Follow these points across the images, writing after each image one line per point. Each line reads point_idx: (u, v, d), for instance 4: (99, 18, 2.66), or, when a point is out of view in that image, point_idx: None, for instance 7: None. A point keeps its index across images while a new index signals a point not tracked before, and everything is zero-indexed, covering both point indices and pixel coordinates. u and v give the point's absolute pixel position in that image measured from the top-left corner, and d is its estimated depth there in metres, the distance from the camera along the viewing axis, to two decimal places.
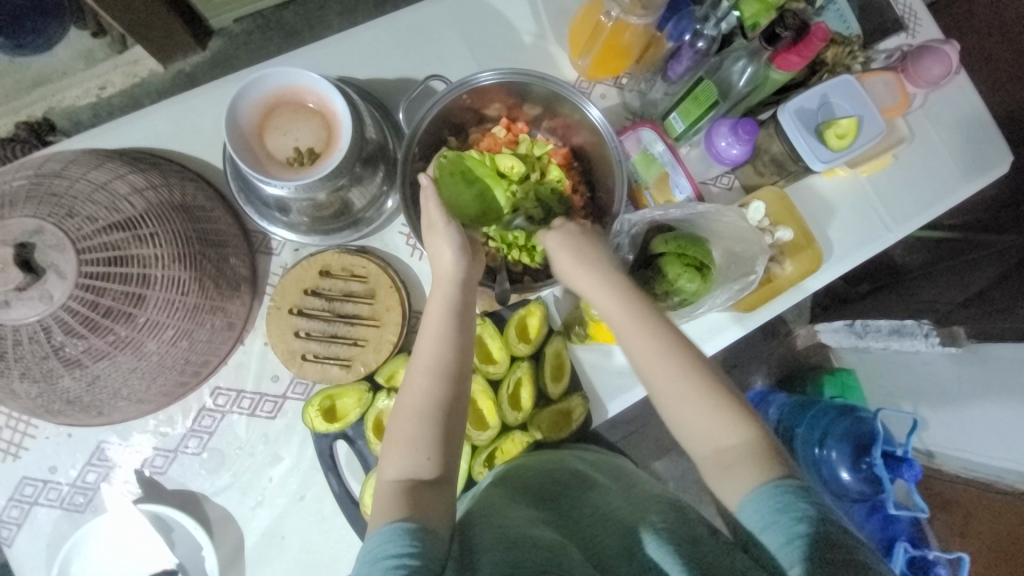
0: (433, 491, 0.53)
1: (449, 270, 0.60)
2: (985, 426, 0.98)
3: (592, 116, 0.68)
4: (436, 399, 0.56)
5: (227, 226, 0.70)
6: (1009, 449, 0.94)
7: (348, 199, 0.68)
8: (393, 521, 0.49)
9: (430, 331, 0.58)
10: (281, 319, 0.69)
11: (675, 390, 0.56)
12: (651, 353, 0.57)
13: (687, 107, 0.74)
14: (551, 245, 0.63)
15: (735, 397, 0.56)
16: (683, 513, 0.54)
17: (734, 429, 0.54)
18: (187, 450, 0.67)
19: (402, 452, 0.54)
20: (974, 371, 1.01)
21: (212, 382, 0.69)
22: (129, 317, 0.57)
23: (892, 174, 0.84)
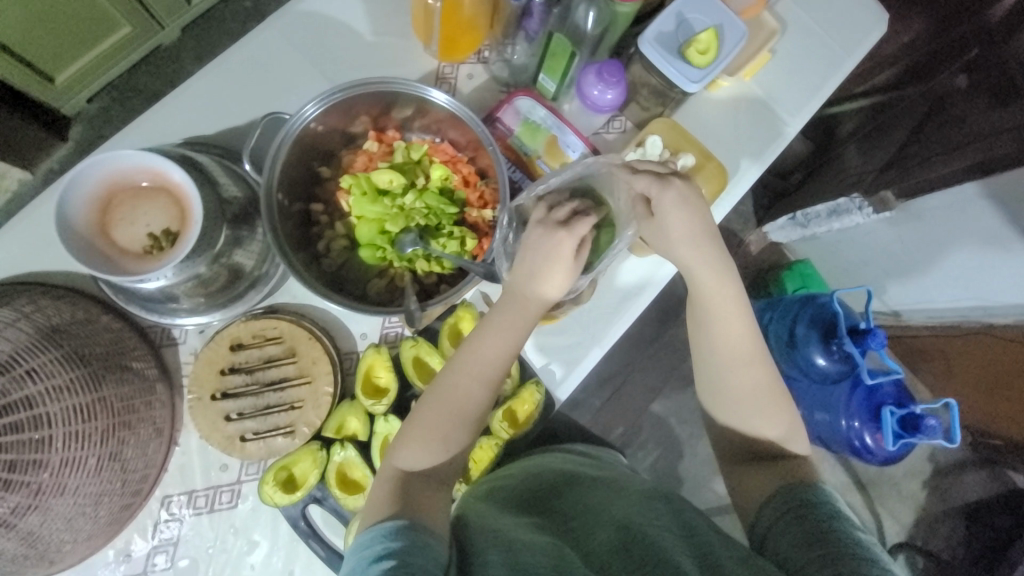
0: (434, 489, 0.56)
1: (530, 291, 0.56)
2: (943, 279, 1.01)
3: (437, 98, 0.65)
4: (472, 412, 0.57)
5: (119, 332, 0.65)
6: (966, 288, 0.98)
7: (236, 265, 0.64)
8: (390, 515, 0.51)
9: (492, 329, 0.57)
10: (207, 407, 0.65)
11: (744, 347, 0.59)
12: (719, 308, 0.58)
13: (550, 65, 0.72)
14: (651, 186, 0.56)
15: (759, 369, 0.60)
16: (669, 499, 0.59)
17: (755, 398, 0.61)
18: (158, 566, 0.65)
19: (422, 444, 0.56)
20: (911, 227, 1.04)
21: (159, 493, 0.66)
22: (38, 463, 0.52)
23: (774, 68, 0.84)
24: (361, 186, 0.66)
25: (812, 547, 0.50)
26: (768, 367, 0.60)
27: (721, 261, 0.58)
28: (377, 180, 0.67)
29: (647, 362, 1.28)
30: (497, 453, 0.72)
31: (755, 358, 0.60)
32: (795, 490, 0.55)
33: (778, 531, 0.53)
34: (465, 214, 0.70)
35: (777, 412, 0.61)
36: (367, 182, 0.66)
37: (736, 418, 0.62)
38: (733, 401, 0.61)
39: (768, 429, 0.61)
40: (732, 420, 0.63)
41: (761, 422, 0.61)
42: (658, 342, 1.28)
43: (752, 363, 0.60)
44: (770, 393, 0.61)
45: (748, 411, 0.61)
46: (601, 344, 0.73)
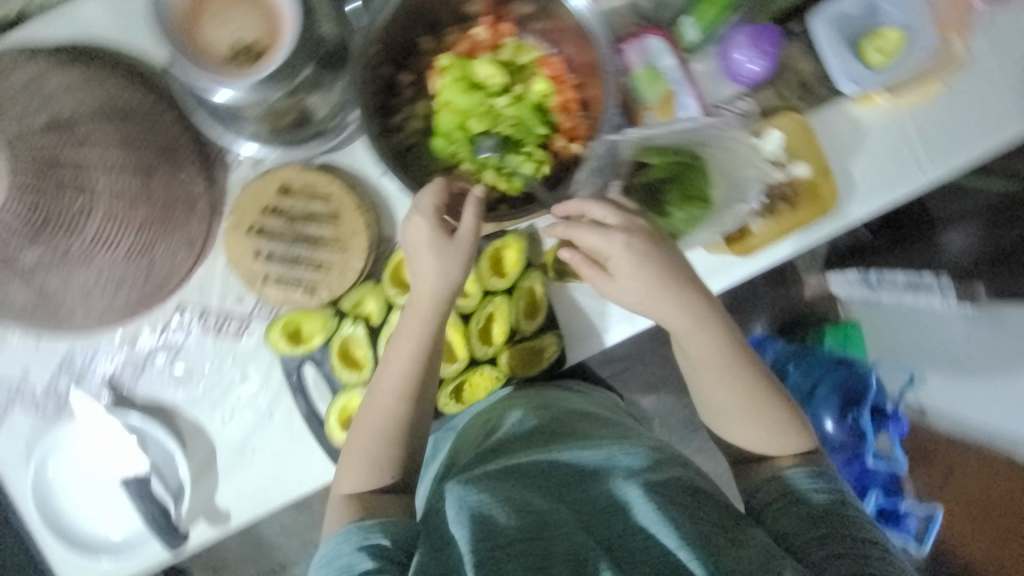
0: (383, 497, 0.58)
1: (428, 288, 0.56)
2: (996, 397, 0.92)
3: (577, 3, 0.57)
4: (396, 419, 0.58)
5: (179, 135, 0.64)
6: (1011, 410, 0.90)
7: (306, 108, 0.63)
8: (346, 524, 0.55)
9: (402, 340, 0.57)
10: (241, 238, 0.65)
11: (720, 365, 0.58)
12: (695, 340, 0.57)
13: (702, 9, 0.65)
14: (606, 238, 0.55)
15: (742, 379, 0.59)
16: (686, 470, 0.57)
17: (743, 406, 0.60)
18: (156, 364, 0.67)
19: (358, 469, 0.58)
20: (988, 331, 0.93)
21: (177, 299, 0.67)
22: (75, 225, 0.55)
23: (938, 105, 0.72)
24: (458, 74, 0.62)
25: (832, 537, 0.51)
26: (746, 377, 0.59)
27: (694, 296, 0.56)
28: (475, 72, 0.62)
29: (656, 359, 1.24)
30: (494, 388, 0.71)
31: (734, 372, 0.58)
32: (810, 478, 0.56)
33: (792, 516, 0.54)
34: (551, 139, 0.64)
35: (772, 416, 0.60)
36: (464, 72, 0.62)
37: (728, 427, 0.61)
38: (723, 413, 0.61)
39: (766, 434, 0.60)
40: (727, 432, 0.61)
41: (753, 429, 0.60)
42: None
43: (732, 375, 0.58)
44: (753, 399, 0.59)
45: (740, 420, 0.60)
46: (633, 319, 0.68)
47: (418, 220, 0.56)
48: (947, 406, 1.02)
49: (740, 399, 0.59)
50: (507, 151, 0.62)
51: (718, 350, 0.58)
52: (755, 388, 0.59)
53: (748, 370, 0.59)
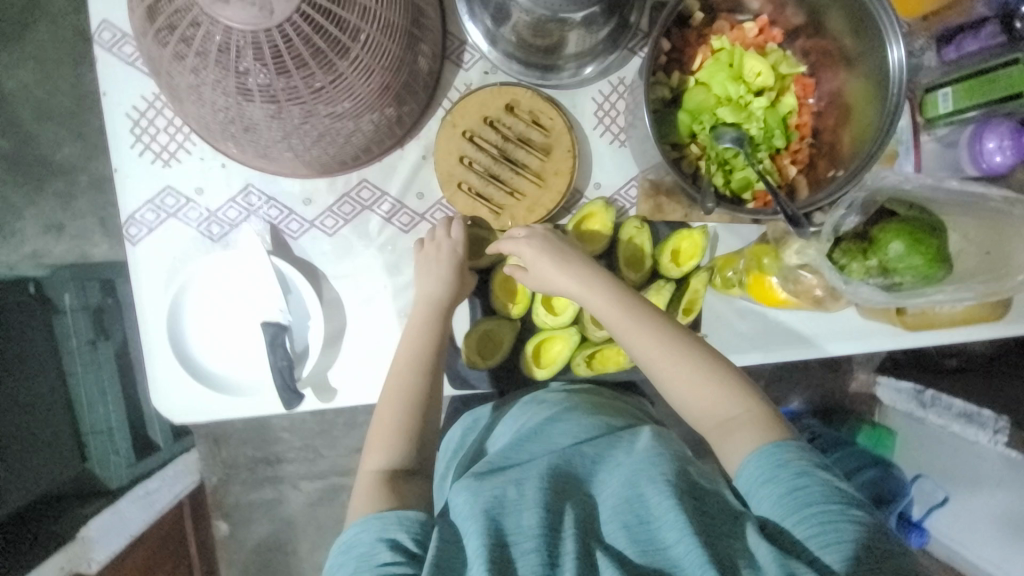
0: (408, 479, 0.55)
1: (447, 254, 0.63)
2: (993, 535, 1.02)
3: (891, 58, 0.54)
4: (409, 392, 0.59)
5: (432, 14, 0.62)
6: (1003, 557, 1.00)
7: (566, 39, 0.61)
8: (365, 512, 0.51)
9: (413, 328, 0.62)
10: (453, 138, 0.65)
11: (634, 337, 0.57)
12: (615, 324, 0.58)
13: (972, 86, 0.63)
14: (516, 245, 0.61)
15: (676, 343, 0.57)
16: (695, 466, 0.56)
17: (686, 375, 0.56)
18: (322, 226, 0.67)
19: (384, 440, 0.57)
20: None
21: (362, 173, 0.67)
22: (331, 66, 0.53)
23: None
24: (725, 61, 0.62)
25: (836, 531, 0.44)
26: (683, 345, 0.57)
27: (568, 262, 0.60)
28: (738, 64, 0.62)
29: None
30: (624, 365, 0.71)
31: (673, 345, 0.57)
32: (768, 450, 0.50)
33: (793, 516, 0.45)
34: (777, 154, 0.65)
35: (692, 366, 0.56)
36: (728, 61, 0.62)
37: (686, 408, 0.57)
38: (670, 389, 0.57)
39: (713, 401, 0.55)
40: (682, 407, 0.57)
41: (702, 396, 0.55)
42: None
43: (672, 349, 0.57)
44: (674, 354, 0.57)
45: (682, 387, 0.56)
46: (814, 347, 0.70)
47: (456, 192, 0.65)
48: (948, 537, 1.12)
49: (678, 385, 0.56)
50: (743, 150, 0.62)
51: (637, 339, 0.57)
52: (674, 351, 0.57)
53: (682, 341, 0.57)
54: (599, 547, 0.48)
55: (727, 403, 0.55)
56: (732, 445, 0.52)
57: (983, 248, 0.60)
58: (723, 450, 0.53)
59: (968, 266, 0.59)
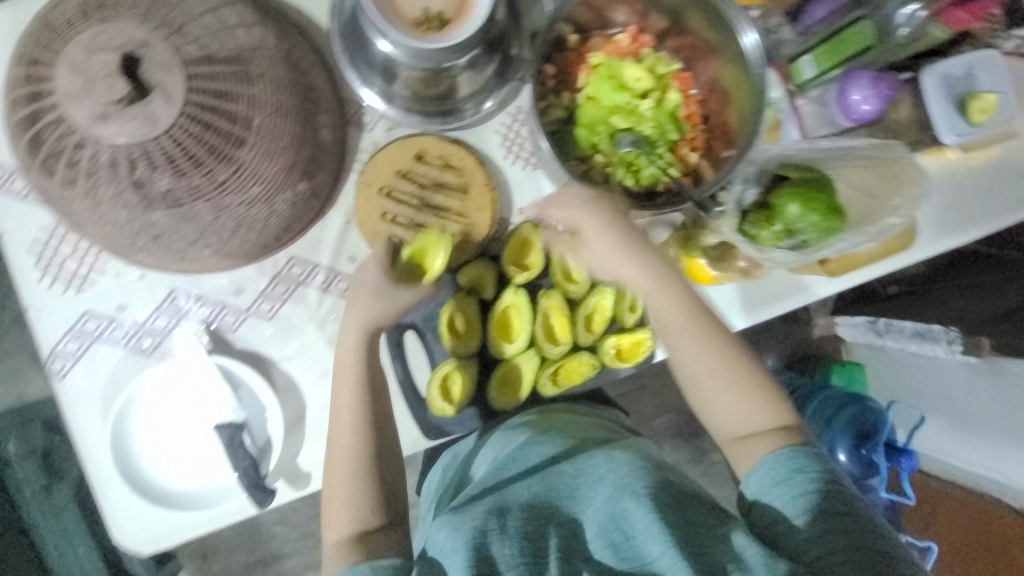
0: (381, 534, 0.59)
1: (370, 285, 0.62)
2: (981, 442, 1.06)
3: (748, 42, 0.60)
4: (357, 451, 0.60)
5: (322, 87, 0.64)
6: (997, 461, 1.03)
7: (455, 84, 0.65)
8: (346, 567, 0.55)
9: (345, 378, 0.61)
10: (371, 197, 0.66)
11: (687, 338, 0.62)
12: (685, 326, 0.63)
13: (825, 51, 0.69)
14: (575, 216, 0.62)
15: (714, 360, 0.62)
16: (665, 469, 0.60)
17: (718, 390, 0.62)
18: (260, 312, 0.66)
19: (344, 507, 0.59)
20: (986, 381, 1.03)
21: (291, 250, 0.66)
22: (230, 158, 0.54)
23: (995, 167, 0.82)
24: (605, 74, 0.66)
25: (820, 503, 0.51)
26: (724, 364, 0.62)
27: (634, 239, 0.63)
28: (620, 75, 0.67)
29: None
30: (589, 374, 0.71)
31: (711, 360, 0.62)
32: (789, 455, 0.55)
33: (798, 513, 0.51)
34: (676, 146, 0.68)
35: (737, 382, 0.62)
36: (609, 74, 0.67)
37: (715, 418, 0.63)
38: (703, 399, 0.63)
39: (740, 413, 0.61)
40: (708, 415, 0.63)
41: (731, 408, 0.61)
42: None
43: (710, 363, 0.62)
44: (721, 362, 0.62)
45: (721, 398, 0.62)
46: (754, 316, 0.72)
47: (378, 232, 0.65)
48: (940, 453, 1.16)
49: (721, 395, 0.62)
50: (643, 150, 0.66)
51: (701, 341, 0.62)
52: (717, 365, 0.62)
53: (723, 358, 0.62)
54: (585, 565, 0.52)
55: (759, 418, 0.60)
56: (751, 453, 0.58)
57: (867, 191, 0.67)
58: (742, 458, 0.59)
59: (862, 211, 0.67)
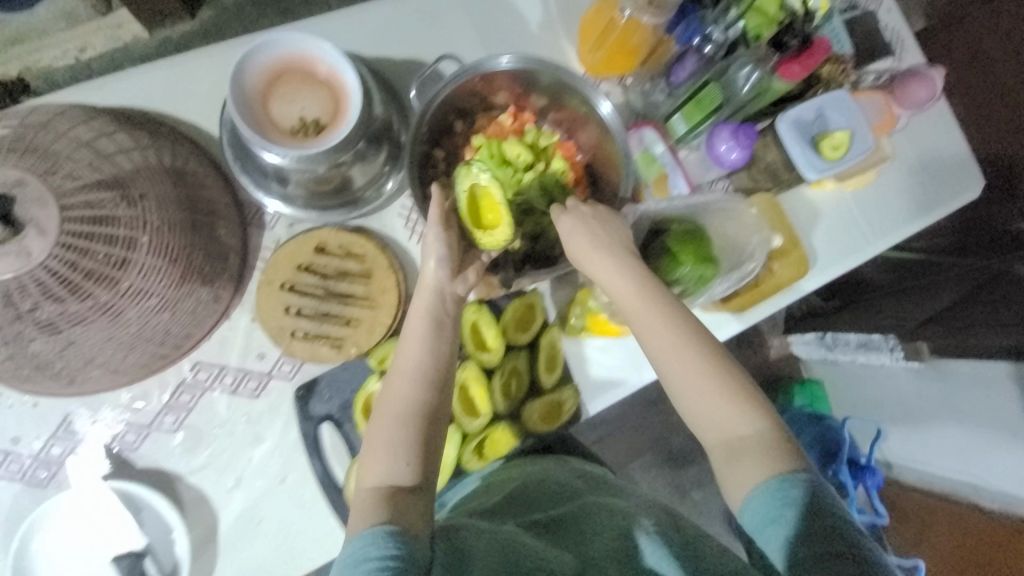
0: (414, 497, 0.52)
1: (432, 278, 0.60)
2: (944, 440, 1.03)
3: (603, 110, 0.69)
4: (415, 404, 0.56)
5: (218, 196, 0.66)
6: (965, 460, 0.99)
7: (348, 176, 0.67)
8: (373, 524, 0.49)
9: (412, 338, 0.58)
10: (272, 294, 0.67)
11: (665, 336, 0.57)
12: (654, 319, 0.57)
13: (689, 111, 0.75)
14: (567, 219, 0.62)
15: (704, 361, 0.56)
16: (676, 518, 0.62)
17: (707, 391, 0.55)
18: (163, 426, 0.64)
19: (378, 452, 0.54)
20: (937, 387, 1.04)
21: (194, 356, 0.66)
22: (112, 281, 0.54)
23: (874, 190, 0.88)
24: (490, 152, 0.68)
25: (807, 516, 0.48)
26: (714, 365, 0.56)
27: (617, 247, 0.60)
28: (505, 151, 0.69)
29: (646, 420, 1.25)
30: (515, 442, 0.72)
31: (702, 361, 0.56)
32: (778, 480, 0.50)
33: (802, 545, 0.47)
34: None
35: (720, 384, 0.56)
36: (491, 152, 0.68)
37: (698, 416, 0.56)
38: (685, 396, 0.56)
39: (732, 420, 0.55)
40: (694, 413, 0.56)
41: (720, 411, 0.55)
42: (657, 407, 1.25)
43: (699, 366, 0.56)
44: (703, 361, 0.56)
45: (704, 399, 0.56)
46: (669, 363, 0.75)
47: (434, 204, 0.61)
48: (915, 462, 1.12)
49: (705, 398, 0.55)
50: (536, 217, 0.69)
51: (677, 336, 0.57)
52: (702, 362, 0.56)
53: (717, 364, 0.56)
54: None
55: (743, 424, 0.54)
56: (744, 466, 0.52)
57: (729, 236, 0.66)
58: (731, 471, 0.53)
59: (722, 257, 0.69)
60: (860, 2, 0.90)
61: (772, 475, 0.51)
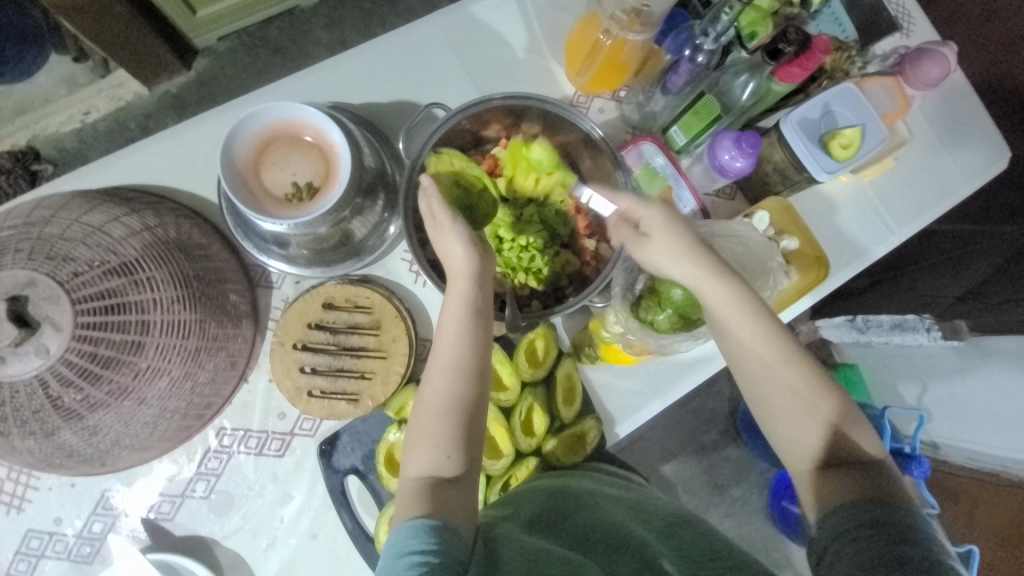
0: (454, 487, 0.53)
1: (461, 265, 0.58)
2: (986, 416, 0.96)
3: (599, 141, 0.66)
4: (456, 398, 0.55)
5: (225, 262, 0.67)
6: (1013, 438, 0.92)
7: (349, 230, 0.67)
8: (414, 517, 0.50)
9: (447, 332, 0.57)
10: (286, 354, 0.67)
11: (755, 347, 0.57)
12: (749, 332, 0.57)
13: (688, 121, 0.72)
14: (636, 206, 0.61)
15: (797, 378, 0.56)
16: (692, 525, 0.57)
17: (796, 408, 0.56)
18: (195, 494, 0.67)
19: (422, 449, 0.54)
20: (975, 362, 0.99)
21: (217, 422, 0.68)
22: (128, 364, 0.55)
23: (893, 177, 0.83)
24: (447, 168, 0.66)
25: (880, 535, 0.48)
26: (802, 378, 0.56)
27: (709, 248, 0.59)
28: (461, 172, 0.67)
29: (675, 424, 1.22)
30: None
31: (791, 377, 0.56)
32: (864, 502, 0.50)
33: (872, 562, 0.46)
34: (571, 239, 0.72)
35: (812, 405, 0.56)
36: (454, 176, 0.66)
37: (786, 434, 0.57)
38: (776, 410, 0.57)
39: (823, 439, 0.55)
40: (781, 423, 0.57)
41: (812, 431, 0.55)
42: (685, 408, 1.22)
43: (782, 384, 0.56)
44: (795, 377, 0.56)
45: (795, 415, 0.56)
46: (688, 382, 0.74)
47: (431, 198, 0.59)
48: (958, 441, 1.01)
49: (796, 414, 0.56)
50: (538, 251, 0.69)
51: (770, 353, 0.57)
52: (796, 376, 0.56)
53: (807, 378, 0.56)
54: None
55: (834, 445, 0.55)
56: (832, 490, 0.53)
57: (741, 262, 0.65)
58: (809, 491, 0.54)
59: (742, 282, 0.65)
60: None
61: (858, 501, 0.51)
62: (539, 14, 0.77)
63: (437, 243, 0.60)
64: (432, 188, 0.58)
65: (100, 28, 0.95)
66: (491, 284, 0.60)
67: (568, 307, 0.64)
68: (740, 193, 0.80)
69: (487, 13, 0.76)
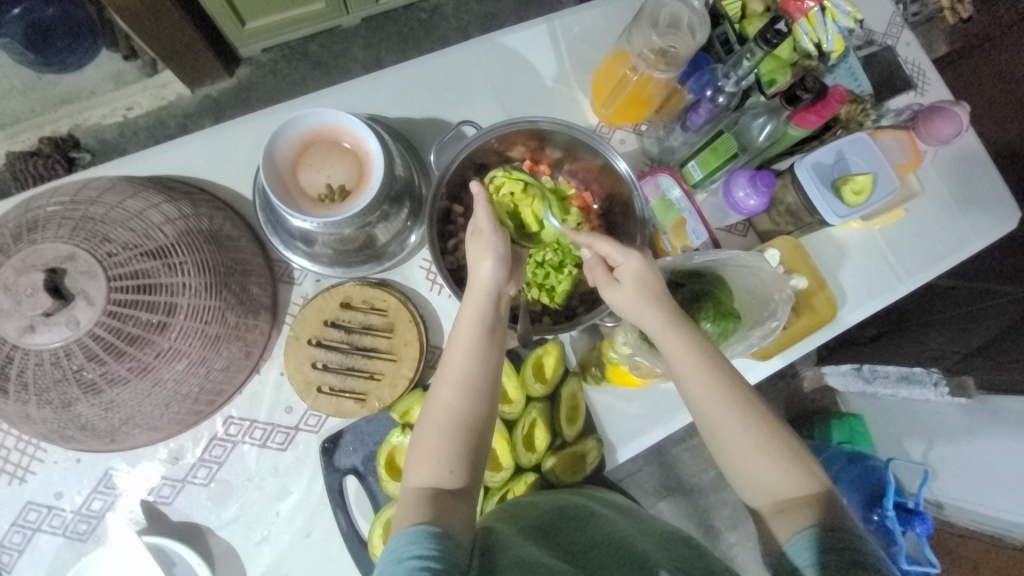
0: (457, 500, 0.53)
1: (485, 282, 0.59)
2: (989, 474, 0.92)
3: (620, 168, 0.69)
4: (461, 413, 0.55)
5: (251, 255, 0.70)
6: (1017, 500, 0.88)
7: (373, 234, 0.69)
8: (417, 523, 0.50)
9: (462, 344, 0.57)
10: (300, 349, 0.69)
11: (707, 378, 0.56)
12: (707, 363, 0.56)
13: (705, 157, 0.75)
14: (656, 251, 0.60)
15: (755, 409, 0.56)
16: (692, 546, 0.57)
17: (752, 439, 0.55)
18: (196, 480, 0.67)
19: (428, 460, 0.54)
20: (985, 422, 0.93)
21: (225, 411, 0.69)
22: (151, 343, 0.57)
23: (903, 226, 0.85)
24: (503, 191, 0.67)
25: (844, 560, 0.47)
26: (754, 409, 0.56)
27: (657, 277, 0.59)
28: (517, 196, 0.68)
29: (674, 458, 1.20)
30: None
31: (745, 407, 0.56)
32: (823, 528, 0.50)
33: None
34: None
35: (762, 436, 0.56)
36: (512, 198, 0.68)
37: (743, 465, 0.56)
38: (730, 443, 0.56)
39: (779, 472, 0.55)
40: (732, 457, 0.56)
41: (770, 461, 0.55)
42: (685, 443, 1.21)
43: (740, 412, 0.56)
44: (748, 410, 0.56)
45: (750, 450, 0.55)
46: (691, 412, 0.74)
47: (478, 206, 0.61)
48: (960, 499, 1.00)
49: (751, 446, 0.55)
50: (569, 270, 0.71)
51: (728, 384, 0.56)
52: (752, 408, 0.56)
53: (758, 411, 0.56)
54: None
55: (787, 476, 0.55)
56: (795, 518, 0.52)
57: (750, 293, 0.67)
58: (777, 526, 0.53)
59: (752, 311, 0.67)
60: (877, 37, 0.89)
61: (818, 525, 0.50)
62: (570, 48, 0.82)
63: (469, 252, 0.61)
64: (482, 196, 0.60)
65: (155, 30, 1.02)
66: (508, 302, 0.62)
67: (589, 319, 0.67)
68: (752, 231, 0.83)
69: (520, 44, 0.81)
